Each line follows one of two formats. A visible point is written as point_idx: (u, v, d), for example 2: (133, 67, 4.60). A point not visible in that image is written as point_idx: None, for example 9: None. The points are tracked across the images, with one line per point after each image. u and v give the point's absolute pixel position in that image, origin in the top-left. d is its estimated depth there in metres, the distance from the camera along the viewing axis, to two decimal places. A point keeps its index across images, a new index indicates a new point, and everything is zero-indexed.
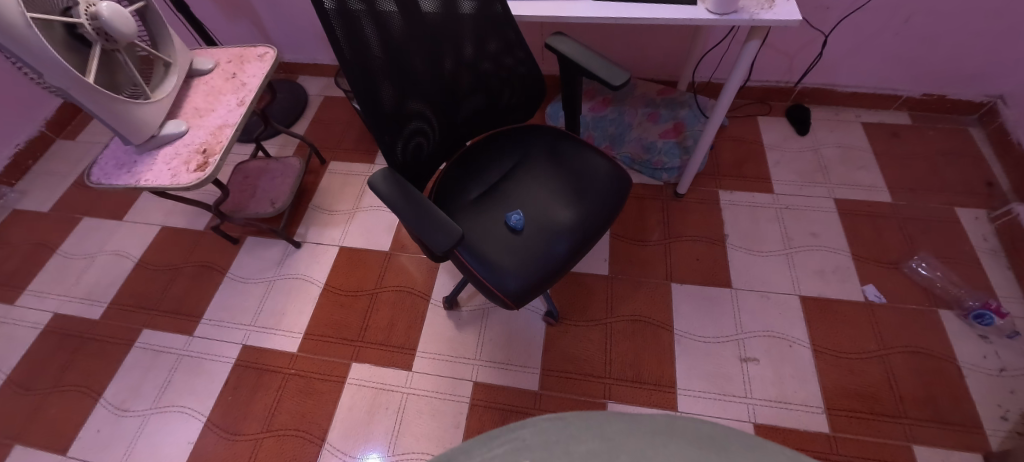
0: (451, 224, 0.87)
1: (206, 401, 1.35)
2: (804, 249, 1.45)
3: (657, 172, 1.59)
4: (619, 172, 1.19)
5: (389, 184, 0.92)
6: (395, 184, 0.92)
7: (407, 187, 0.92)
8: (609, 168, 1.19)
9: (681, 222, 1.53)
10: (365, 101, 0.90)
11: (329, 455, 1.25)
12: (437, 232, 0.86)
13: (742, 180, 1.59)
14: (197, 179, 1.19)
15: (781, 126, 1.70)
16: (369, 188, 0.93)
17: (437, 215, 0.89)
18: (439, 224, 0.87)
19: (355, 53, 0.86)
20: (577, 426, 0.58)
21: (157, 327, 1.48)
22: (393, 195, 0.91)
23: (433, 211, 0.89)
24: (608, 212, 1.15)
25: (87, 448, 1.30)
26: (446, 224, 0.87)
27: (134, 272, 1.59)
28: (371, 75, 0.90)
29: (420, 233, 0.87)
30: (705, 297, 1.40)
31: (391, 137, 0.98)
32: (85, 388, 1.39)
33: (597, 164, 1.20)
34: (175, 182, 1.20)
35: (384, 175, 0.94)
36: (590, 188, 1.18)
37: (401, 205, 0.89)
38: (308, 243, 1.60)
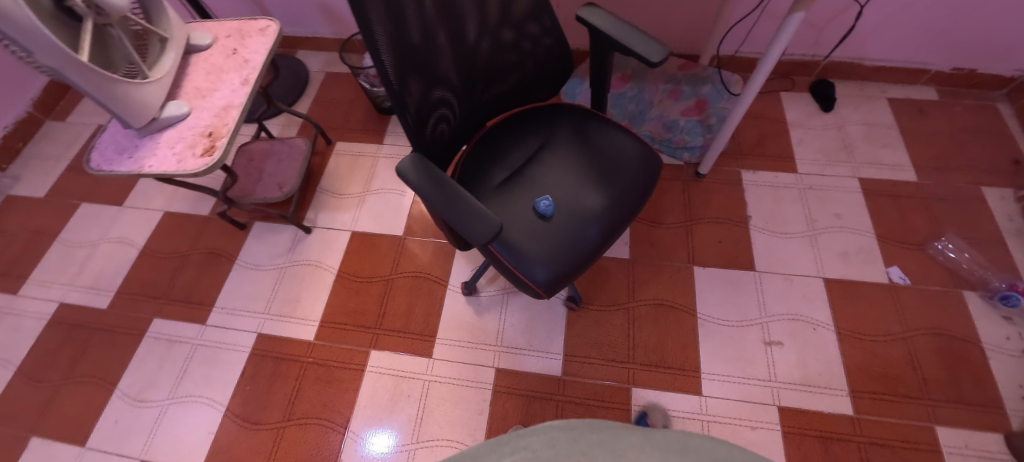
0: (488, 214, 0.83)
1: (224, 391, 1.33)
2: (827, 231, 1.42)
3: (677, 152, 1.54)
4: (649, 154, 1.15)
5: (420, 171, 0.87)
6: (425, 170, 0.87)
7: (438, 174, 0.87)
8: (641, 152, 1.15)
9: (702, 203, 1.49)
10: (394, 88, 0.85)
11: (352, 443, 1.24)
12: (474, 223, 0.82)
13: (765, 159, 1.55)
14: (205, 165, 1.12)
15: (805, 102, 1.64)
16: (398, 176, 0.88)
17: (472, 203, 0.84)
18: (476, 213, 0.83)
19: (387, 33, 0.79)
20: (586, 440, 0.69)
21: (168, 317, 1.44)
22: (422, 183, 0.86)
23: (467, 201, 0.84)
24: (638, 196, 1.12)
25: (107, 440, 1.29)
26: (484, 213, 0.83)
27: (140, 260, 1.54)
28: (401, 58, 0.84)
29: (454, 222, 0.83)
30: (728, 280, 1.38)
31: (416, 123, 0.93)
32: (98, 379, 1.37)
33: (626, 145, 1.16)
34: (182, 168, 1.13)
35: (412, 160, 0.89)
36: (620, 171, 1.14)
37: (433, 194, 0.85)
38: (318, 228, 1.54)
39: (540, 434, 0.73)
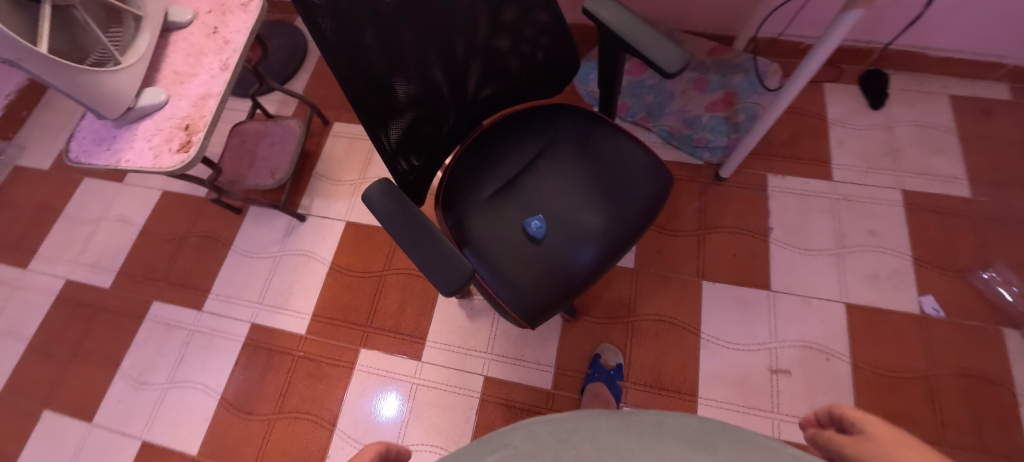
0: (459, 258, 0.76)
1: (218, 379, 1.35)
2: (858, 250, 1.29)
3: (697, 151, 1.40)
4: (657, 168, 1.03)
5: (388, 201, 0.80)
6: (394, 201, 0.80)
7: (409, 207, 0.80)
8: (649, 168, 1.03)
9: (719, 210, 1.37)
10: (365, 113, 0.75)
11: (340, 441, 1.25)
12: (443, 270, 0.76)
13: (797, 162, 1.39)
14: (180, 163, 1.06)
15: (851, 96, 1.45)
16: (363, 202, 0.81)
17: (442, 245, 0.77)
18: (444, 259, 0.76)
19: (356, 54, 0.68)
20: (568, 429, 0.58)
21: (166, 301, 1.46)
22: (389, 215, 0.79)
23: (437, 241, 0.77)
24: (640, 218, 1.01)
25: (112, 418, 1.34)
26: (454, 258, 0.76)
27: (139, 241, 1.54)
28: (373, 79, 0.72)
29: (422, 266, 0.77)
30: (738, 298, 1.28)
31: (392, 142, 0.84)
32: (102, 358, 1.41)
33: (633, 156, 1.04)
34: (158, 164, 1.08)
35: (381, 187, 0.81)
36: (623, 187, 1.02)
37: (400, 229, 0.78)
38: (312, 216, 1.50)
39: (521, 427, 0.61)
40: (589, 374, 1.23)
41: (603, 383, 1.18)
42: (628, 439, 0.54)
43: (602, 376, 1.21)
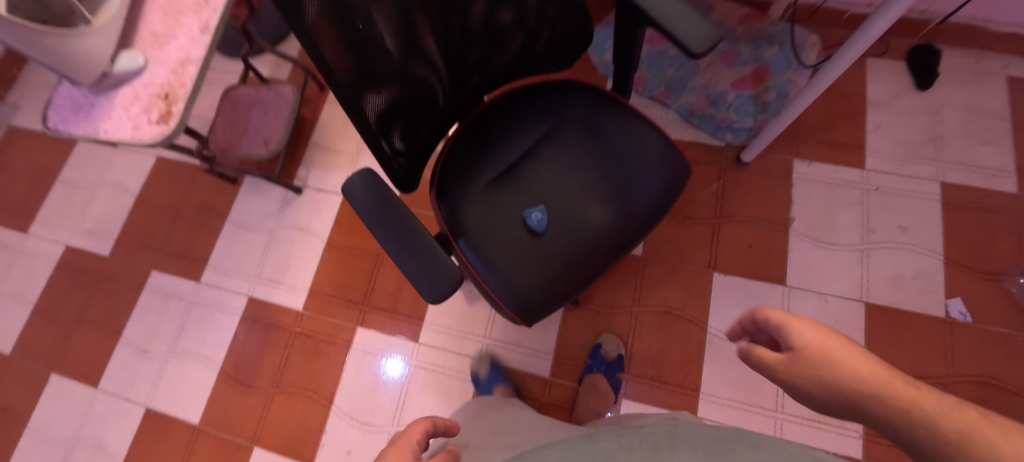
0: (447, 264, 0.72)
1: (217, 351, 1.36)
2: (884, 247, 1.20)
3: (719, 131, 1.29)
4: (672, 158, 0.94)
5: (373, 198, 0.74)
6: (379, 197, 0.74)
7: (395, 205, 0.75)
8: (663, 158, 0.94)
9: (737, 197, 1.28)
10: (347, 100, 0.67)
11: (336, 418, 1.26)
12: (430, 277, 0.71)
13: (826, 147, 1.28)
14: (159, 135, 0.99)
15: (896, 74, 1.30)
16: (343, 192, 0.75)
17: (429, 249, 0.72)
18: (431, 266, 0.71)
19: (339, 28, 0.60)
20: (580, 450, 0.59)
21: (165, 271, 1.45)
22: (372, 210, 0.74)
23: (423, 245, 0.72)
24: (650, 213, 0.94)
25: (116, 385, 1.37)
26: (442, 263, 0.72)
27: (136, 208, 1.51)
28: (356, 58, 0.65)
29: (406, 269, 0.72)
30: (750, 292, 1.22)
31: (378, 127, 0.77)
32: (105, 326, 1.42)
33: (646, 144, 0.95)
34: (137, 136, 1.01)
35: (364, 181, 0.75)
36: (633, 179, 0.94)
37: (383, 226, 0.73)
38: (308, 188, 1.44)
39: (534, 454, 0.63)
40: (588, 363, 1.19)
41: (602, 376, 1.16)
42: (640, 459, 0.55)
43: (601, 367, 1.18)
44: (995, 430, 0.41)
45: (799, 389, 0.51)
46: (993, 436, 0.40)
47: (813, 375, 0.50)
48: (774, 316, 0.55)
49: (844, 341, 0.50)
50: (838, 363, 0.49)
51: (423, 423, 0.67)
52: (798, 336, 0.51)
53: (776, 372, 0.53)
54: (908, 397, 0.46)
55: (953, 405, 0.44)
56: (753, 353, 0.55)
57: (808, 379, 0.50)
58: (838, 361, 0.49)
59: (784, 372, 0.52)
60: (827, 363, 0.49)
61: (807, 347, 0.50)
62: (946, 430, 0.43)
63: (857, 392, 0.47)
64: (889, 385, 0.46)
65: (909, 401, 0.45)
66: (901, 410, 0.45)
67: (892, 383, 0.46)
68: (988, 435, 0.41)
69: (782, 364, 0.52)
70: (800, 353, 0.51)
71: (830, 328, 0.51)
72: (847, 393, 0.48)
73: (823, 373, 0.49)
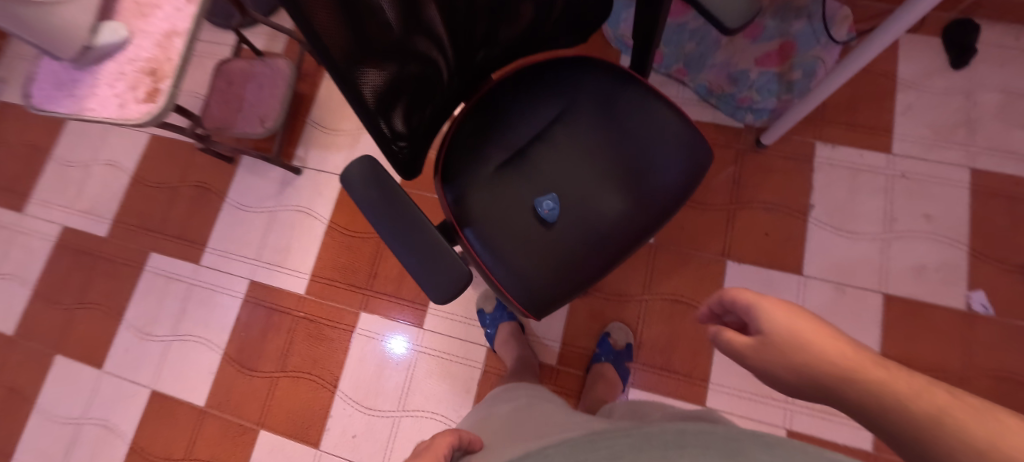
0: (455, 261, 0.67)
1: (220, 334, 1.34)
2: (907, 236, 1.15)
3: (739, 112, 1.22)
4: (694, 144, 0.88)
5: (375, 189, 0.69)
6: (382, 189, 0.70)
7: (400, 197, 0.70)
8: (683, 145, 0.88)
9: (754, 182, 1.22)
10: (340, 75, 0.61)
11: (341, 402, 1.25)
12: (436, 276, 0.67)
13: (852, 130, 1.21)
14: (147, 115, 0.94)
15: (929, 51, 1.22)
16: (342, 181, 0.71)
17: (436, 244, 0.68)
18: (437, 263, 0.67)
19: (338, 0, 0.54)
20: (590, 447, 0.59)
21: (164, 253, 1.42)
22: (373, 202, 0.69)
23: (429, 241, 0.68)
24: (668, 203, 0.88)
25: (120, 367, 1.36)
26: (449, 261, 0.67)
27: (132, 187, 1.47)
28: (355, 34, 0.59)
29: (410, 267, 0.68)
30: (765, 282, 1.18)
31: (376, 107, 0.71)
32: (106, 307, 1.41)
33: (666, 128, 0.88)
34: (123, 115, 0.95)
35: (366, 171, 0.70)
36: (652, 166, 0.88)
37: (386, 221, 0.69)
38: (308, 169, 1.39)
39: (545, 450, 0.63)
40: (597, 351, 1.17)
41: (610, 365, 1.14)
42: (649, 457, 0.52)
43: (610, 357, 1.15)
44: (967, 410, 0.38)
45: (767, 372, 0.49)
46: (967, 419, 0.38)
47: (781, 358, 0.48)
48: (739, 295, 0.53)
49: (811, 319, 0.48)
50: (808, 343, 0.46)
51: (448, 437, 0.76)
52: (765, 319, 0.49)
53: (746, 356, 0.52)
54: (878, 378, 0.43)
55: (925, 386, 0.41)
56: (721, 336, 0.54)
57: (776, 362, 0.48)
58: (806, 342, 0.47)
59: (753, 356, 0.50)
60: (796, 343, 0.47)
61: (775, 328, 0.49)
62: (917, 414, 0.40)
63: (828, 375, 0.45)
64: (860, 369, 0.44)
65: (877, 383, 0.43)
66: (871, 394, 0.43)
67: (862, 364, 0.44)
68: (961, 415, 0.38)
69: (750, 348, 0.51)
70: (767, 337, 0.49)
71: (797, 307, 0.49)
72: (817, 377, 0.46)
73: (789, 355, 0.47)
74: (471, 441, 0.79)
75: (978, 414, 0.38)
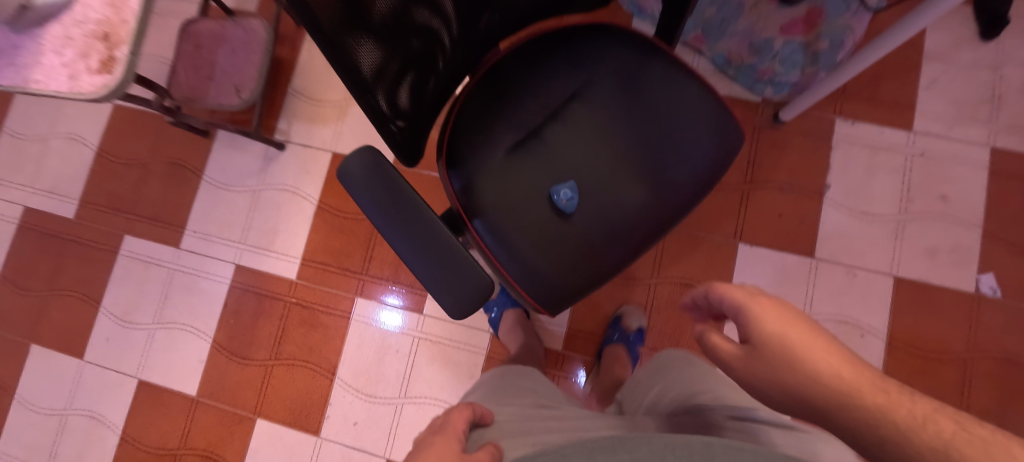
0: (475, 269, 0.57)
1: (207, 322, 1.27)
2: (921, 218, 1.13)
3: (758, 85, 1.14)
4: (722, 126, 0.80)
5: (379, 185, 0.58)
6: (386, 184, 0.59)
7: (406, 194, 0.59)
8: (711, 126, 0.80)
9: (769, 161, 1.17)
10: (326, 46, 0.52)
11: (340, 390, 1.22)
12: (454, 287, 0.56)
13: (872, 106, 1.16)
14: (104, 88, 0.81)
15: (958, 21, 1.15)
16: (341, 179, 0.59)
17: (451, 250, 0.57)
18: (454, 271, 0.57)
19: None
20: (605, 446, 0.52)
21: (139, 236, 1.32)
22: (377, 202, 0.58)
23: (444, 246, 0.57)
24: (693, 190, 0.81)
25: (102, 356, 1.30)
26: (469, 268, 0.57)
27: (98, 164, 1.36)
28: None
29: (423, 277, 0.57)
30: (777, 265, 1.15)
31: (376, 87, 0.62)
32: (81, 294, 1.32)
33: (694, 107, 0.80)
34: (75, 89, 0.82)
35: (366, 165, 0.59)
36: (679, 150, 0.80)
37: (392, 224, 0.58)
38: (292, 143, 1.29)
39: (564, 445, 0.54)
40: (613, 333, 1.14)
41: (623, 347, 1.10)
42: None
43: (623, 338, 1.12)
44: (974, 444, 0.36)
45: (758, 385, 0.50)
46: (972, 452, 0.36)
47: (772, 374, 0.48)
48: (733, 294, 0.54)
49: (809, 327, 0.49)
50: (799, 350, 0.47)
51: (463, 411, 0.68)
52: (760, 325, 0.50)
53: (735, 367, 0.53)
54: (873, 403, 0.42)
55: (927, 414, 0.39)
56: (710, 343, 0.56)
57: (765, 376, 0.49)
58: (801, 350, 0.47)
59: (744, 366, 0.51)
60: (792, 352, 0.47)
61: (766, 337, 0.49)
62: (920, 447, 0.38)
63: (825, 391, 0.45)
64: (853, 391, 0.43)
65: (877, 408, 0.42)
66: (868, 418, 0.42)
67: (862, 388, 0.43)
68: (966, 448, 0.36)
69: (742, 358, 0.52)
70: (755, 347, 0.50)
71: (794, 313, 0.50)
72: (814, 393, 0.46)
73: (781, 369, 0.48)
74: (482, 414, 0.70)
75: (983, 446, 0.35)
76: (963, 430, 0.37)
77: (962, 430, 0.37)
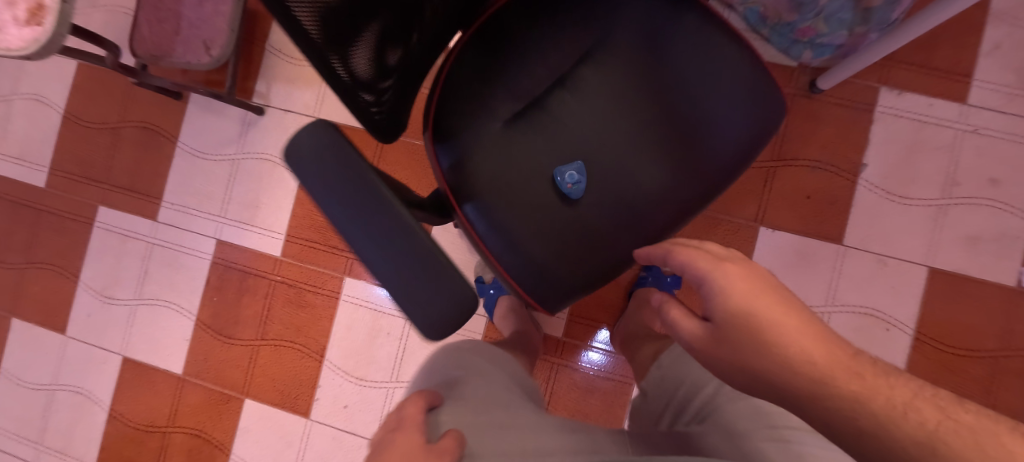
0: (463, 292, 0.40)
1: (190, 299, 1.21)
2: (966, 203, 1.01)
3: (796, 46, 1.01)
4: (764, 95, 0.66)
5: (334, 166, 0.40)
6: (346, 165, 0.40)
7: (372, 182, 0.40)
8: (752, 95, 0.65)
9: (801, 136, 1.05)
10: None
11: (329, 373, 1.17)
12: (429, 314, 0.39)
13: (922, 73, 1.02)
14: (35, 43, 0.70)
15: None
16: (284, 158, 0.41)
17: (429, 265, 0.40)
18: (432, 293, 0.39)
19: None
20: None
21: (114, 206, 1.24)
22: (330, 187, 0.40)
23: (420, 257, 0.39)
24: (723, 173, 0.68)
25: (85, 332, 1.25)
26: (453, 290, 0.40)
27: (66, 128, 1.26)
28: None
29: (391, 290, 0.40)
30: (800, 251, 1.05)
31: (336, 49, 0.49)
32: (59, 267, 1.26)
33: (735, 72, 0.65)
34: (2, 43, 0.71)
35: (320, 136, 0.40)
36: (711, 124, 0.66)
37: (349, 217, 0.40)
38: (272, 108, 1.17)
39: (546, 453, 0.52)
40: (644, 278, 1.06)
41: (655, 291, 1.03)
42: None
43: (657, 283, 1.04)
44: (962, 437, 0.34)
45: (723, 365, 0.50)
46: (961, 446, 0.34)
47: (735, 355, 0.48)
48: (697, 263, 0.53)
49: (779, 301, 0.48)
50: (764, 325, 0.47)
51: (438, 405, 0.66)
52: (728, 299, 0.49)
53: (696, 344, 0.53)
54: (846, 388, 0.41)
55: (906, 402, 0.38)
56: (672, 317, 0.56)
57: (729, 358, 0.49)
58: (772, 325, 0.46)
59: (712, 347, 0.51)
60: (763, 328, 0.46)
61: (730, 315, 0.49)
62: (904, 440, 0.37)
63: (798, 376, 0.44)
64: (825, 377, 0.42)
65: (851, 396, 0.40)
66: (841, 405, 0.41)
67: (832, 370, 0.42)
68: (954, 441, 0.35)
69: (707, 337, 0.52)
70: (722, 329, 0.50)
71: (766, 286, 0.49)
72: (790, 375, 0.45)
73: (744, 349, 0.47)
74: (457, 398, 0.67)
75: (973, 437, 0.34)
76: (947, 418, 0.36)
77: (947, 419, 0.36)
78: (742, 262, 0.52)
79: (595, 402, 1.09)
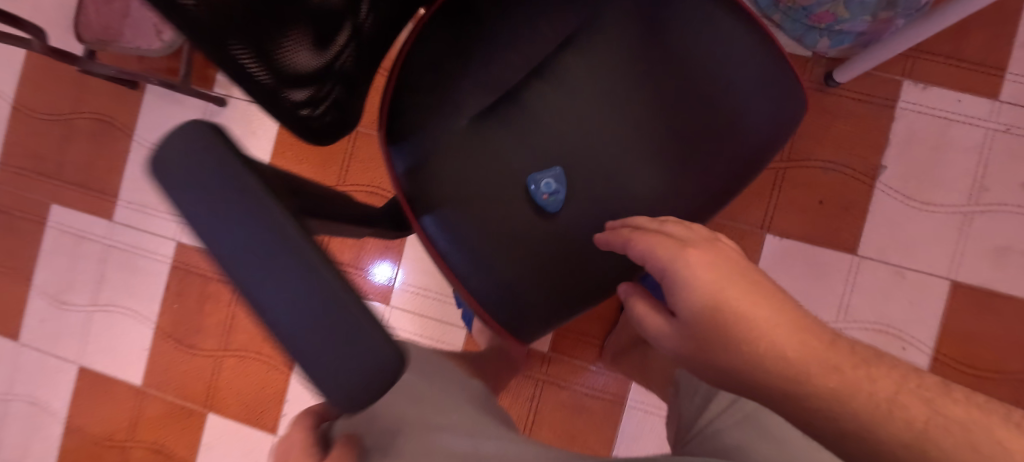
0: (386, 351, 0.28)
1: (149, 306, 1.12)
2: (994, 211, 0.92)
3: (811, 34, 0.91)
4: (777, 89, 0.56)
5: (215, 183, 0.28)
6: (231, 184, 0.28)
7: (262, 202, 0.29)
8: (763, 89, 0.56)
9: (813, 134, 0.95)
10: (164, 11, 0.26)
11: (296, 387, 1.08)
12: (337, 385, 0.28)
13: (949, 66, 0.92)
14: None
15: None
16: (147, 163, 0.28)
17: (333, 311, 0.27)
18: (341, 353, 0.27)
19: None
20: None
21: (68, 205, 1.15)
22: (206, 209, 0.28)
23: (320, 304, 0.27)
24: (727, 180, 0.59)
25: (39, 339, 1.16)
26: (368, 348, 0.28)
27: (16, 120, 1.16)
28: None
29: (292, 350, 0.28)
30: (810, 261, 0.95)
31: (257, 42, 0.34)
32: (10, 269, 1.17)
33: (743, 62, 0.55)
34: None
35: (191, 142, 0.29)
36: (714, 123, 0.57)
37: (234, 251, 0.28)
38: (235, 99, 1.08)
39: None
40: None
41: None
42: None
43: None
44: (953, 438, 0.35)
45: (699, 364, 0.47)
46: (952, 445, 0.35)
47: (713, 357, 0.45)
48: (658, 252, 0.47)
49: (746, 287, 0.44)
50: (737, 323, 0.43)
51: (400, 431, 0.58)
52: (693, 292, 0.45)
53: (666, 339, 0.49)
54: (826, 384, 0.40)
55: (890, 399, 0.38)
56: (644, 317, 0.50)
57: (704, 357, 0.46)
58: (742, 318, 0.43)
59: (682, 346, 0.47)
60: (736, 327, 0.43)
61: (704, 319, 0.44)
62: (892, 443, 0.37)
63: (773, 371, 0.42)
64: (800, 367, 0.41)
65: (831, 392, 0.40)
66: (819, 400, 0.40)
67: (808, 365, 0.41)
68: (940, 439, 0.35)
69: (680, 338, 0.47)
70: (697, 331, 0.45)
71: (730, 273, 0.45)
72: (763, 369, 0.43)
73: (718, 348, 0.44)
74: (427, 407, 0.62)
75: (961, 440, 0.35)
76: (934, 414, 0.37)
77: (935, 415, 0.37)
78: (707, 245, 0.47)
79: (582, 423, 1.00)
